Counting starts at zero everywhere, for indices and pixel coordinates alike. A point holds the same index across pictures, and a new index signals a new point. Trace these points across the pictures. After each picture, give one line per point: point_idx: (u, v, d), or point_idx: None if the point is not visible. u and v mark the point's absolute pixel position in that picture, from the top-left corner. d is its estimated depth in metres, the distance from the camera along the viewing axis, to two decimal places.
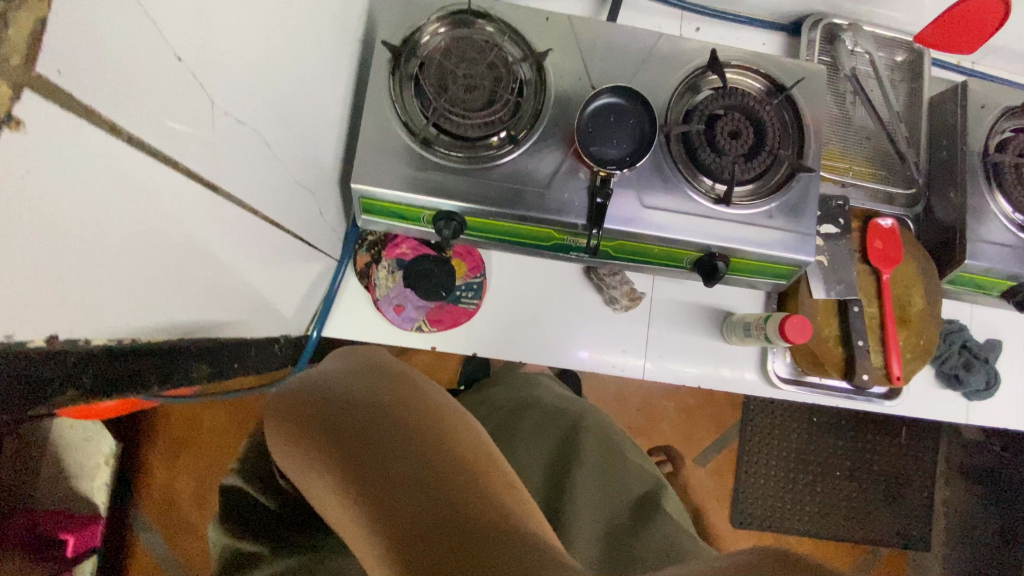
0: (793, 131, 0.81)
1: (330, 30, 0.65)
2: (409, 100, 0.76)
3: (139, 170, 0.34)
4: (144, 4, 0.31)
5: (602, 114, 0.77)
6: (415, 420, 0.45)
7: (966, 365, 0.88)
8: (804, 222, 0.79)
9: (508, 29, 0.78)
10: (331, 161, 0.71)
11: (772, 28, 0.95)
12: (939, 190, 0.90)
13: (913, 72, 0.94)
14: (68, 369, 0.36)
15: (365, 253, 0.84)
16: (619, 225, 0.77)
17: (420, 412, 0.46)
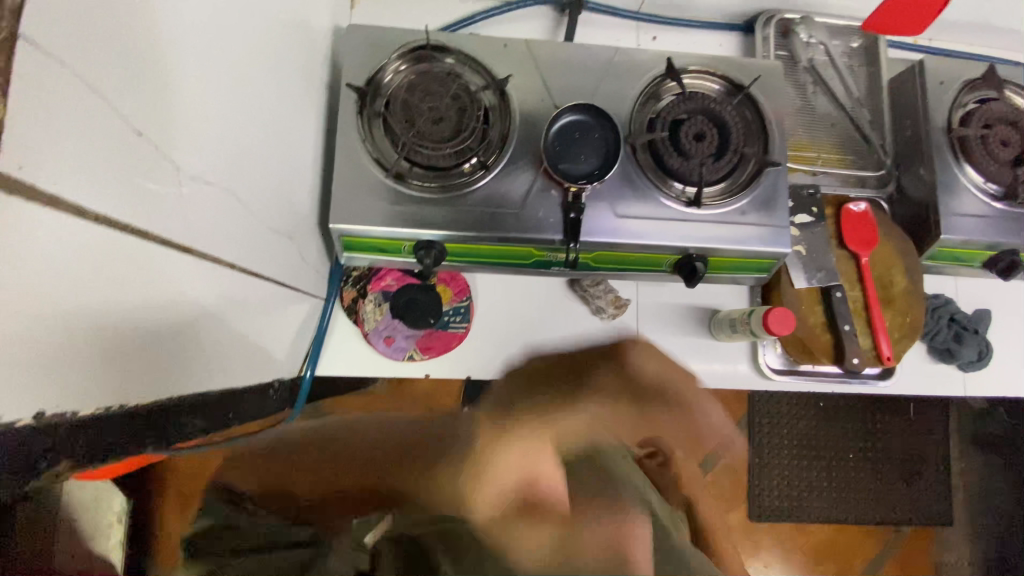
0: (756, 128, 0.82)
1: (293, 81, 0.67)
2: (379, 138, 0.78)
3: (109, 245, 0.36)
4: (98, 90, 0.33)
5: (568, 133, 0.79)
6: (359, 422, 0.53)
7: (957, 338, 0.89)
8: (776, 215, 0.80)
9: (469, 59, 0.81)
10: (307, 205, 0.73)
11: (727, 29, 0.97)
12: (908, 169, 0.91)
13: (869, 57, 0.96)
14: (60, 440, 0.37)
15: (351, 289, 0.85)
16: (595, 237, 0.78)
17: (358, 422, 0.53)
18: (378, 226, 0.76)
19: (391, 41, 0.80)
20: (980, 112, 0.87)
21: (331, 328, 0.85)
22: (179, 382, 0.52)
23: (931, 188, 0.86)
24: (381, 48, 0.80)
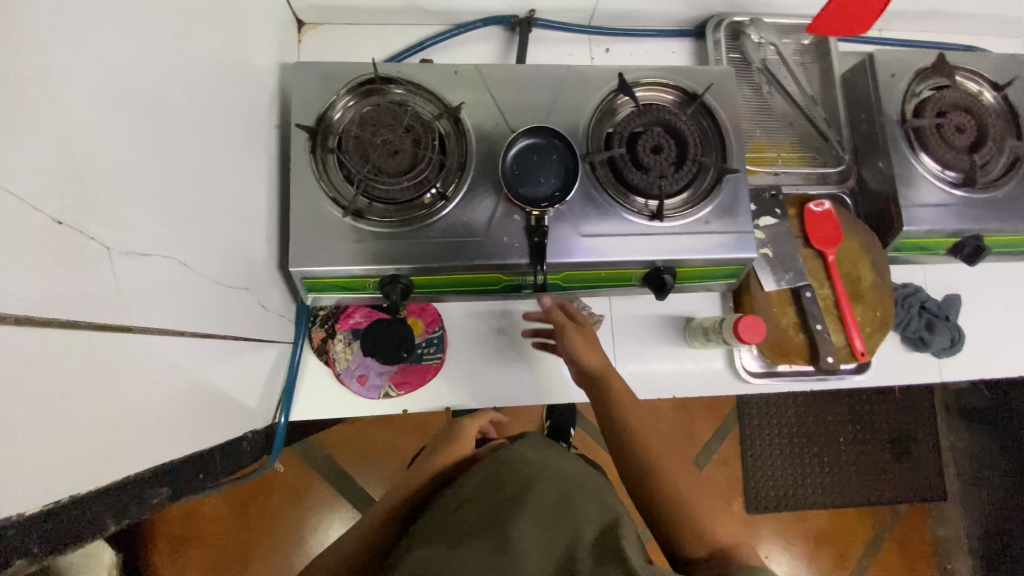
0: (713, 136, 0.83)
1: (237, 129, 0.66)
2: (334, 176, 0.77)
3: (34, 342, 0.34)
4: (2, 187, 0.31)
5: (525, 156, 0.78)
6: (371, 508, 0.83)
7: (929, 327, 0.90)
8: (740, 221, 0.80)
9: (419, 89, 0.80)
10: (265, 252, 0.71)
11: (678, 35, 0.97)
12: (867, 162, 0.91)
13: (821, 53, 0.96)
14: (6, 545, 0.35)
15: (320, 329, 0.84)
16: (561, 258, 0.78)
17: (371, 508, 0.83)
18: (340, 266, 0.75)
19: (338, 76, 0.79)
20: (931, 102, 0.88)
21: (303, 370, 0.84)
22: (140, 457, 0.50)
23: (890, 181, 0.87)
24: (329, 85, 0.79)
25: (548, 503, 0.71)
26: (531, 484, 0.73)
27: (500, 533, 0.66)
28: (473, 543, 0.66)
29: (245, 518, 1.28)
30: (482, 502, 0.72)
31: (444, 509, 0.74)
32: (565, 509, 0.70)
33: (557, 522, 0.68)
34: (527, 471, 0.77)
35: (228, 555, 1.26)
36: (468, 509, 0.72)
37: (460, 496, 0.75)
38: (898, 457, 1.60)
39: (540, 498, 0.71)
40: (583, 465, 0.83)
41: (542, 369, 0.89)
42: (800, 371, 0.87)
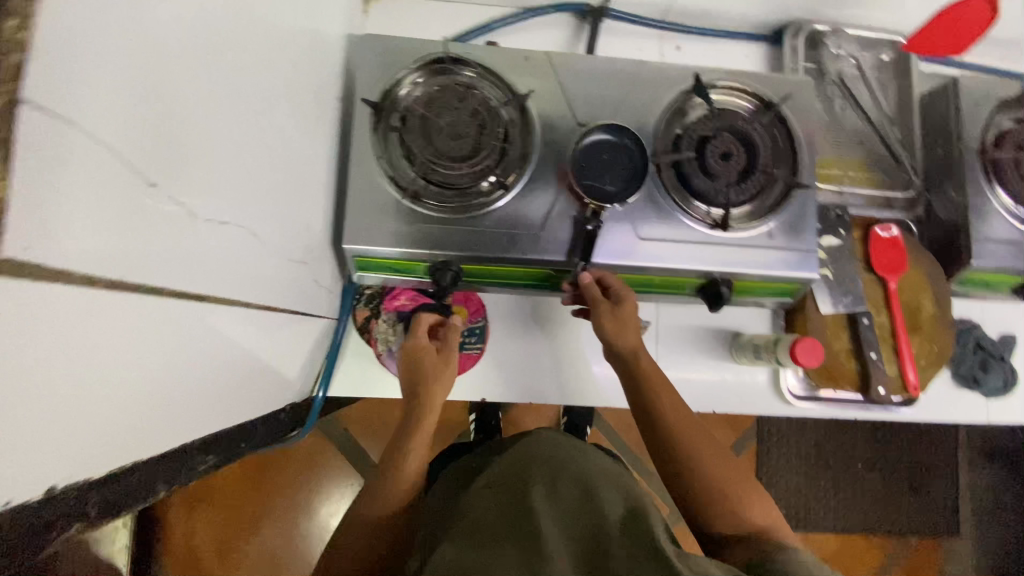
0: (785, 148, 0.80)
1: (306, 98, 0.64)
2: (394, 154, 0.75)
3: (120, 309, 0.33)
4: (111, 145, 0.30)
5: (594, 151, 0.76)
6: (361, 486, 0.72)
7: (983, 365, 0.88)
8: (805, 239, 0.78)
9: (489, 72, 0.78)
10: (320, 225, 0.70)
11: (753, 39, 0.94)
12: (938, 190, 0.88)
13: (901, 70, 0.92)
14: (65, 507, 0.35)
15: (364, 307, 0.83)
16: (617, 260, 0.76)
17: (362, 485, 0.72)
18: (393, 247, 0.73)
19: (407, 52, 0.77)
20: (1013, 134, 0.84)
21: (343, 347, 0.83)
22: (192, 424, 0.50)
23: (963, 212, 0.83)
24: (396, 60, 0.77)
25: (570, 501, 0.63)
26: (552, 484, 0.66)
27: (524, 541, 0.58)
28: (491, 550, 0.58)
29: (258, 482, 1.28)
30: (499, 504, 0.64)
31: (456, 516, 0.65)
32: (588, 505, 0.62)
33: (582, 521, 0.60)
34: (541, 470, 0.68)
35: (238, 514, 1.26)
36: (484, 515, 0.63)
37: (471, 499, 0.67)
38: (918, 491, 1.53)
39: (562, 497, 0.63)
40: (600, 455, 0.75)
41: (579, 368, 0.89)
42: (845, 398, 0.85)
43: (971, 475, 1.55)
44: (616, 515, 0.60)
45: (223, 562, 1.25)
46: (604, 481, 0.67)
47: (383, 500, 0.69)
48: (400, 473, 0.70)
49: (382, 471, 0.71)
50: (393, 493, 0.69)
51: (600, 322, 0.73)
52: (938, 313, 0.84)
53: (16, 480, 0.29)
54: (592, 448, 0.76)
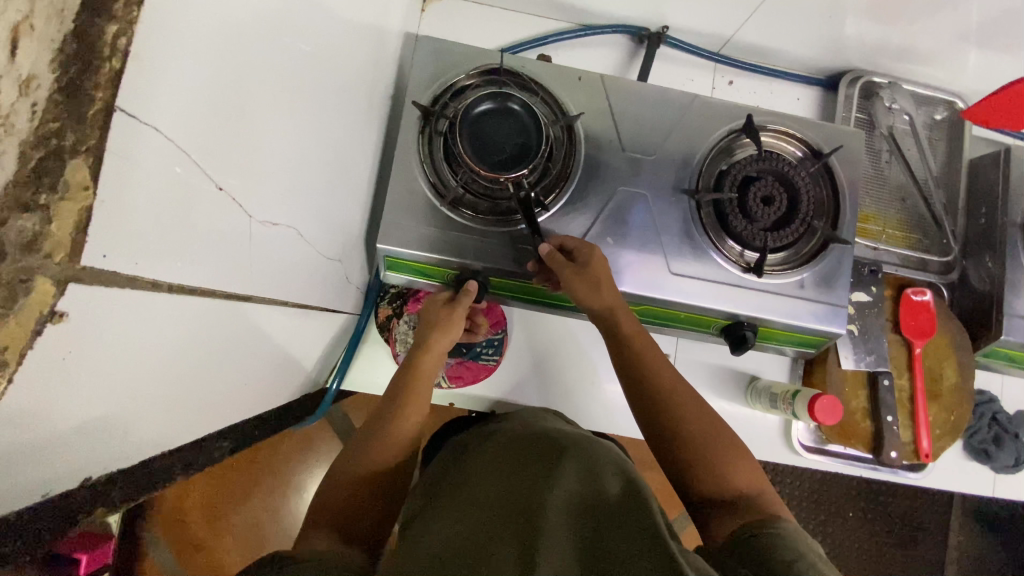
0: (827, 200, 0.80)
1: (359, 97, 0.65)
2: (438, 159, 0.75)
3: (175, 309, 0.34)
4: (192, 154, 0.31)
5: (481, 122, 0.74)
6: (353, 445, 0.69)
7: (996, 440, 0.85)
8: (837, 293, 0.77)
9: (543, 88, 0.78)
10: (356, 222, 0.71)
11: (807, 83, 0.93)
12: (975, 258, 0.87)
13: (953, 132, 0.91)
14: (96, 492, 0.35)
15: (387, 306, 0.83)
16: (643, 291, 0.75)
17: (354, 445, 0.69)
18: (424, 253, 0.73)
19: (462, 58, 0.77)
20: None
21: (362, 342, 0.83)
22: (215, 412, 0.50)
23: (999, 285, 0.82)
24: (451, 64, 0.76)
25: (572, 483, 0.59)
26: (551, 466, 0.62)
27: (515, 521, 0.54)
28: (481, 525, 0.55)
29: (253, 458, 1.26)
30: (494, 482, 0.61)
31: (449, 494, 0.62)
32: (590, 486, 0.58)
33: (580, 502, 0.56)
34: (544, 449, 0.66)
35: (230, 483, 1.26)
36: (478, 493, 0.60)
37: (466, 478, 0.64)
38: (907, 549, 1.51)
39: (562, 478, 0.60)
40: (604, 445, 0.71)
41: (592, 393, 0.89)
42: (854, 455, 0.84)
43: (960, 538, 1.53)
44: (614, 501, 0.56)
45: (209, 527, 1.26)
46: (601, 461, 0.64)
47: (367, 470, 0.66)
48: (387, 439, 0.67)
49: (365, 438, 0.68)
50: (381, 462, 0.67)
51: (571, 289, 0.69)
52: (953, 390, 0.83)
53: (58, 472, 0.30)
54: (600, 442, 0.73)
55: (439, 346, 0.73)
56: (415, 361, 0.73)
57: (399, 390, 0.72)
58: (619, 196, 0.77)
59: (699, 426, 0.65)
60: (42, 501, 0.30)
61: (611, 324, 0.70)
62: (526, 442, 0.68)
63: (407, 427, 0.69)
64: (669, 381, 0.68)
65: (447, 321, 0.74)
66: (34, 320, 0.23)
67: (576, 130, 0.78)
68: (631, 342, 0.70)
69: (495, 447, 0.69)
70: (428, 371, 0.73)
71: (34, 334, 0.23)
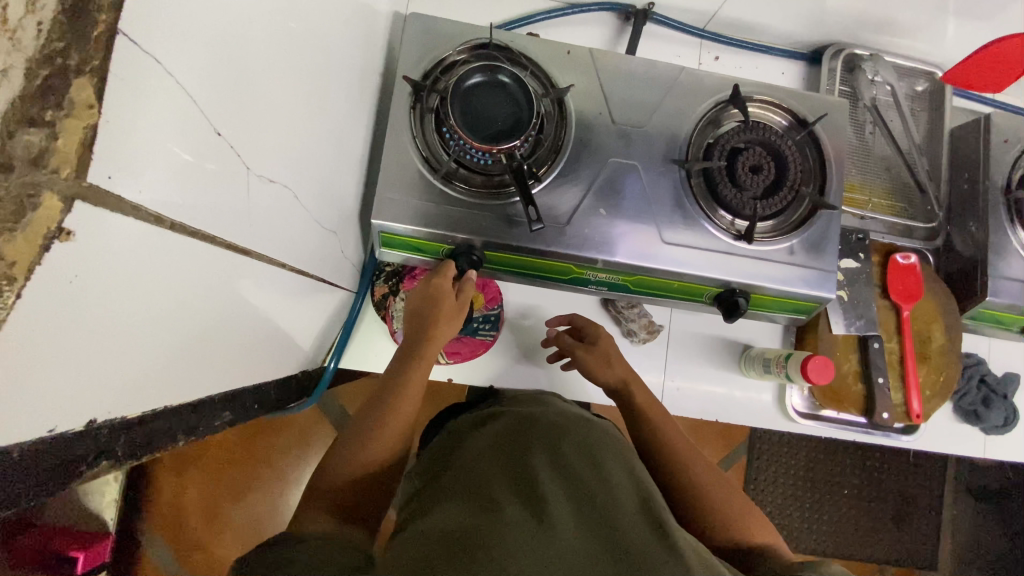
0: (814, 168, 0.81)
1: (352, 70, 0.65)
2: (430, 134, 0.75)
3: (178, 252, 0.34)
4: (191, 93, 0.31)
5: (472, 96, 0.75)
6: (350, 432, 0.68)
7: (985, 401, 0.88)
8: (826, 259, 0.78)
9: (533, 63, 0.79)
10: (351, 197, 0.71)
11: (792, 57, 0.94)
12: (959, 224, 0.89)
13: (934, 102, 0.93)
14: (101, 443, 0.35)
15: (383, 284, 0.84)
16: (636, 261, 0.76)
17: (351, 431, 0.68)
18: (420, 227, 0.73)
19: (451, 34, 0.78)
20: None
21: (359, 321, 0.83)
22: (216, 377, 0.50)
23: (982, 249, 0.84)
24: (440, 41, 0.77)
25: (582, 475, 0.58)
26: (555, 451, 0.62)
27: (527, 503, 0.53)
28: (490, 508, 0.53)
29: (251, 452, 1.26)
30: (499, 466, 0.60)
31: (453, 474, 0.61)
32: (599, 477, 0.58)
33: (588, 490, 0.56)
34: (547, 434, 0.65)
35: (227, 480, 1.25)
36: (483, 475, 0.59)
37: (468, 459, 0.62)
38: (901, 522, 1.53)
39: (568, 463, 0.59)
40: (606, 430, 0.70)
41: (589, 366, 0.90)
42: (847, 420, 0.86)
43: (952, 509, 1.56)
44: (626, 502, 0.56)
45: (207, 524, 1.25)
46: (607, 455, 0.63)
47: (365, 452, 0.66)
48: (393, 421, 0.67)
49: (368, 420, 0.68)
50: (381, 448, 0.66)
51: (585, 365, 0.78)
52: (943, 351, 0.85)
53: (66, 407, 0.30)
54: (596, 422, 0.73)
55: (444, 335, 0.74)
56: (416, 347, 0.73)
57: (398, 375, 0.72)
58: (610, 167, 0.78)
59: (716, 486, 0.67)
60: (45, 438, 0.30)
61: (625, 395, 0.75)
62: (529, 427, 0.67)
63: (410, 413, 0.69)
64: (682, 447, 0.70)
65: (454, 309, 0.74)
66: (41, 236, 0.23)
67: (566, 103, 0.79)
68: (642, 409, 0.73)
69: (497, 428, 0.68)
70: (427, 356, 0.73)
71: (42, 249, 0.24)
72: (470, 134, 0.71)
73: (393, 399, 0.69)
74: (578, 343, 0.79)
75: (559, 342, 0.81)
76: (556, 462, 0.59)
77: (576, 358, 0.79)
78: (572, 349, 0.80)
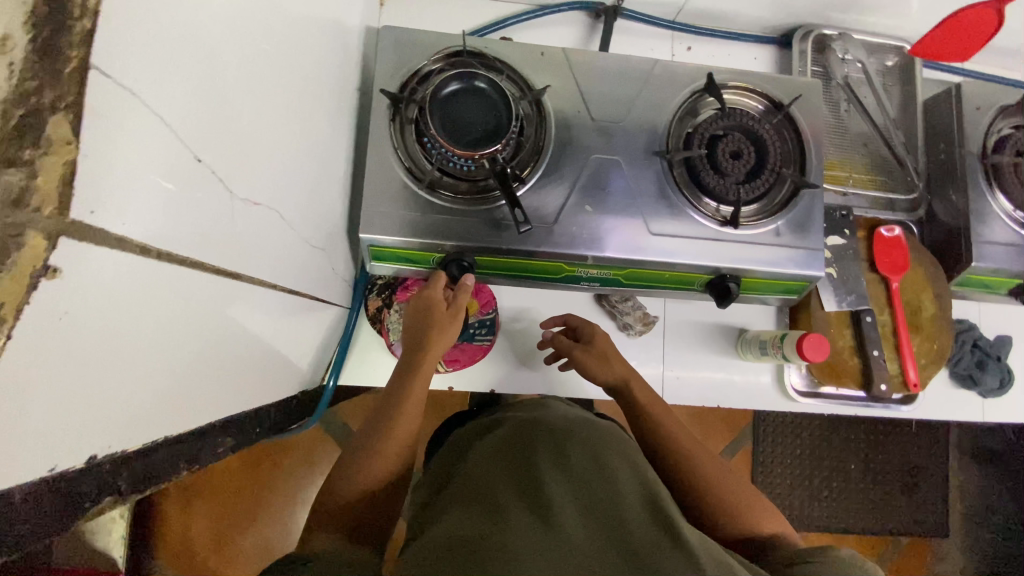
0: (793, 150, 0.82)
1: (329, 86, 0.65)
2: (411, 144, 0.75)
3: (166, 280, 0.34)
4: (169, 121, 0.31)
5: (451, 104, 0.76)
6: (352, 449, 0.68)
7: (979, 365, 0.89)
8: (812, 238, 0.79)
9: (508, 67, 0.79)
10: (337, 213, 0.71)
11: (762, 42, 0.96)
12: (939, 193, 0.90)
13: (905, 75, 0.94)
14: (102, 477, 0.35)
15: (376, 298, 0.83)
16: (626, 254, 0.77)
17: (353, 449, 0.68)
18: (409, 237, 0.74)
19: (425, 45, 0.78)
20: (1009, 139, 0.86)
21: (355, 337, 0.83)
22: (214, 403, 0.50)
23: (962, 216, 0.85)
24: (415, 52, 0.78)
25: (588, 477, 0.58)
26: (560, 453, 0.62)
27: (533, 507, 0.53)
28: (496, 515, 0.53)
29: (255, 478, 1.25)
30: (504, 472, 0.60)
31: (459, 483, 0.61)
32: (606, 478, 0.58)
33: (595, 492, 0.56)
34: (552, 438, 0.65)
35: (235, 508, 1.25)
36: (489, 483, 0.59)
37: (473, 468, 0.62)
38: (909, 492, 1.54)
39: (574, 465, 0.59)
40: (611, 430, 0.70)
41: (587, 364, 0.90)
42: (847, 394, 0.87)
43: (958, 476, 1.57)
44: (634, 503, 0.56)
45: (218, 554, 1.23)
46: (612, 455, 0.63)
47: (367, 470, 0.65)
48: (393, 436, 0.67)
49: (369, 436, 0.68)
50: (383, 463, 0.66)
51: (584, 366, 0.78)
52: (935, 319, 0.86)
53: (66, 444, 0.30)
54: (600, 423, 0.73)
55: (438, 344, 0.74)
56: (413, 359, 0.73)
57: (396, 389, 0.71)
58: (592, 164, 0.79)
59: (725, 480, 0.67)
60: (46, 477, 0.29)
61: (625, 394, 0.75)
62: (534, 431, 0.67)
63: (410, 427, 0.69)
64: (688, 443, 0.70)
65: (445, 316, 0.74)
66: (29, 274, 0.23)
67: (544, 104, 0.79)
68: (643, 408, 0.73)
69: (502, 434, 0.69)
70: (425, 367, 0.72)
71: (30, 288, 0.23)
72: (452, 142, 0.72)
73: (392, 412, 0.69)
74: (575, 344, 0.79)
75: (556, 343, 0.81)
76: (561, 465, 0.59)
77: (575, 360, 0.79)
78: (569, 350, 0.80)
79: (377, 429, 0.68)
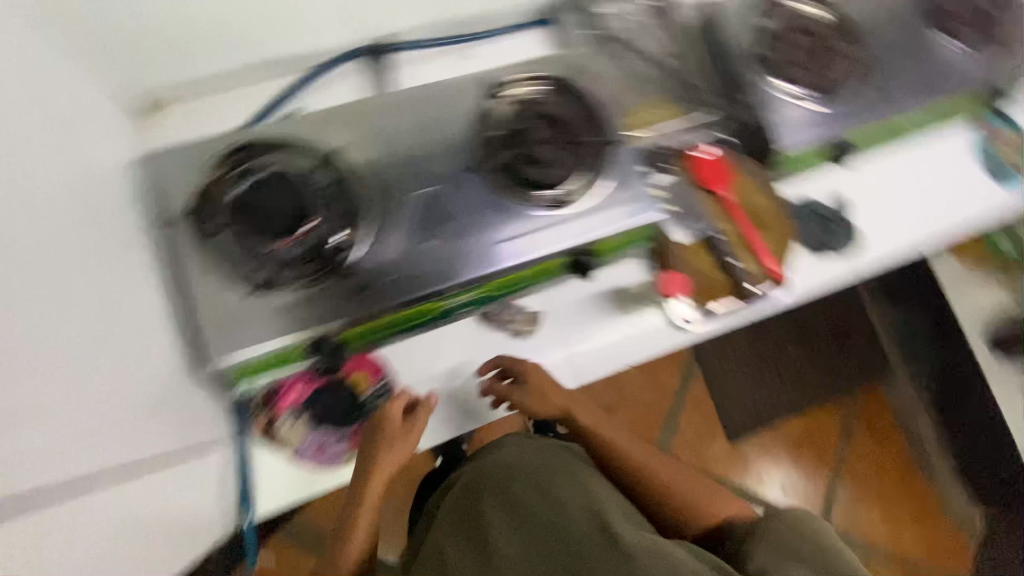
0: (590, 114, 0.86)
1: (83, 249, 0.62)
2: (227, 255, 0.72)
3: None
4: None
5: (250, 204, 0.74)
6: (330, 546, 0.75)
7: (827, 232, 0.96)
8: (639, 186, 0.84)
9: (290, 144, 0.78)
10: (155, 364, 0.67)
11: (529, 25, 0.99)
12: (736, 101, 0.94)
13: (663, 9, 0.99)
14: None
15: (259, 416, 0.77)
16: (488, 268, 0.77)
17: (332, 546, 0.75)
18: (267, 341, 0.70)
19: (195, 158, 0.76)
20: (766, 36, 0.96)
21: (251, 465, 0.77)
22: None
23: (757, 110, 0.93)
24: (192, 169, 0.76)
25: (534, 510, 0.67)
26: (507, 496, 0.70)
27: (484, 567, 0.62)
28: None
29: None
30: (461, 538, 0.67)
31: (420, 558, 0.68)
32: (549, 506, 0.67)
33: (538, 525, 0.65)
34: (500, 479, 0.73)
35: None
36: (450, 553, 0.66)
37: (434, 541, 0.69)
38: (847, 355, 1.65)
39: (519, 505, 0.67)
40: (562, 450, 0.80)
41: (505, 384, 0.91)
42: (731, 309, 0.92)
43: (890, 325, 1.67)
44: (576, 522, 0.64)
45: None
46: (556, 478, 0.72)
47: (343, 560, 0.73)
48: (359, 525, 0.74)
49: (339, 532, 0.75)
50: (354, 551, 0.73)
51: (524, 406, 0.82)
52: (776, 214, 0.92)
53: None
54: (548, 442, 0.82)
55: (388, 457, 0.75)
56: (364, 461, 0.76)
57: (355, 487, 0.76)
58: (416, 199, 0.78)
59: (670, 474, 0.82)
60: None
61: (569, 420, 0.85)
62: (486, 477, 0.74)
63: (369, 519, 0.75)
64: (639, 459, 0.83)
65: (398, 432, 0.75)
66: None
67: (345, 166, 0.78)
68: (591, 432, 0.85)
69: (456, 487, 0.77)
70: (378, 468, 0.76)
71: None
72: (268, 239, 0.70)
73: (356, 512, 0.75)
74: (517, 390, 0.82)
75: (492, 390, 0.83)
76: (509, 508, 0.67)
77: (516, 403, 0.82)
78: (508, 395, 0.82)
79: (346, 521, 0.76)
